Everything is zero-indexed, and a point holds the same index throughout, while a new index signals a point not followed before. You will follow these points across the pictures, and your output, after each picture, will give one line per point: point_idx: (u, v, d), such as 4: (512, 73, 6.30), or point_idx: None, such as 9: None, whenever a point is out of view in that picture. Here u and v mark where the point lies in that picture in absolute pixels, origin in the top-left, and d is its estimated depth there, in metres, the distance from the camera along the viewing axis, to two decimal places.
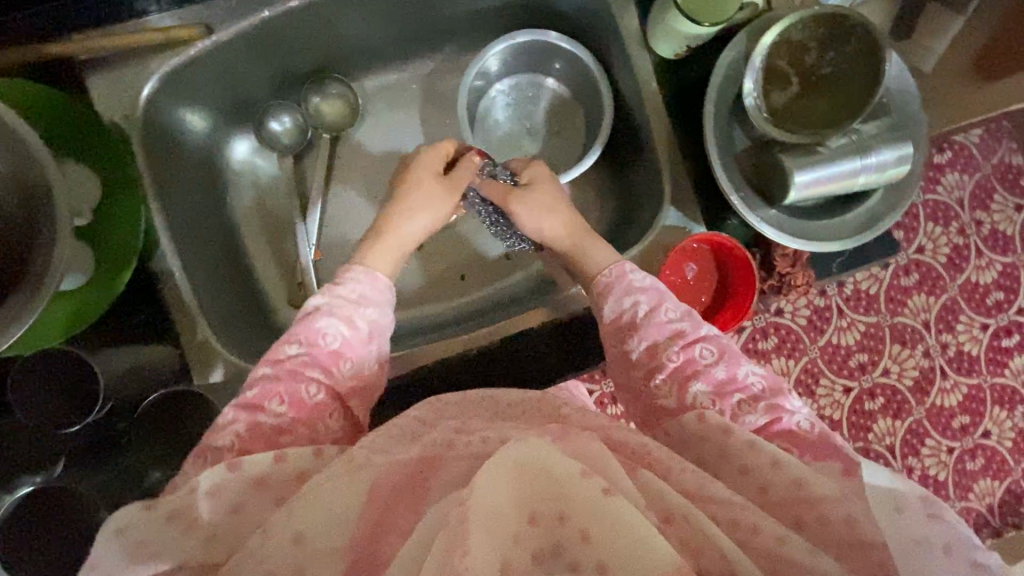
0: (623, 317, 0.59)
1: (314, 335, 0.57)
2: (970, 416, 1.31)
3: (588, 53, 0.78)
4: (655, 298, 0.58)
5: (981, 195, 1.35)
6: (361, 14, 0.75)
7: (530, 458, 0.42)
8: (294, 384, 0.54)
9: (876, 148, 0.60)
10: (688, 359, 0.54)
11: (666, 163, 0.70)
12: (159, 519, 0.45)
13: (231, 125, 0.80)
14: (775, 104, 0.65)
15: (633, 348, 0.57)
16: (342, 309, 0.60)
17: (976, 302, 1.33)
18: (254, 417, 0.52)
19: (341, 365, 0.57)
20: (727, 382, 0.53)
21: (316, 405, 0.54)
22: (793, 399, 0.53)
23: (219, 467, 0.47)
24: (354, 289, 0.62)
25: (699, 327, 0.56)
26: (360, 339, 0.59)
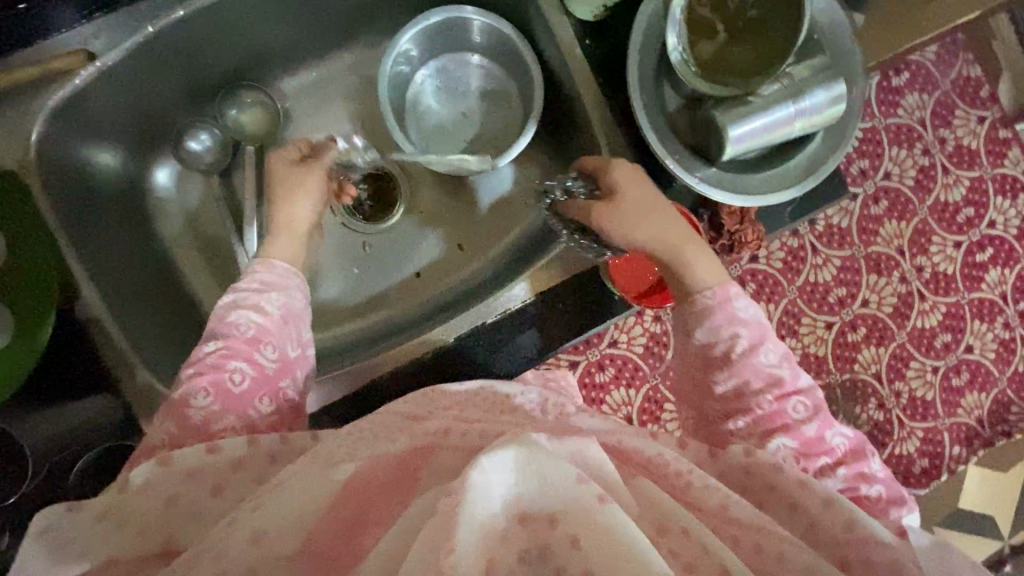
0: (714, 347, 0.56)
1: (228, 328, 0.57)
2: (952, 334, 1.32)
3: (507, 24, 0.73)
4: (756, 335, 0.55)
5: (943, 112, 1.33)
6: (264, 14, 0.70)
7: (541, 470, 0.40)
8: (218, 376, 0.54)
9: (810, 90, 0.57)
10: (778, 410, 0.53)
11: (602, 133, 0.68)
12: (90, 520, 0.45)
13: (146, 150, 0.75)
14: (703, 55, 0.61)
15: (721, 385, 0.55)
16: (249, 299, 0.60)
17: (947, 221, 1.32)
18: (182, 411, 0.53)
19: (260, 351, 0.57)
20: (813, 443, 0.52)
21: (246, 391, 0.55)
22: (873, 462, 0.53)
23: (150, 462, 0.46)
24: (255, 281, 0.62)
25: (798, 378, 0.55)
26: (277, 324, 0.59)
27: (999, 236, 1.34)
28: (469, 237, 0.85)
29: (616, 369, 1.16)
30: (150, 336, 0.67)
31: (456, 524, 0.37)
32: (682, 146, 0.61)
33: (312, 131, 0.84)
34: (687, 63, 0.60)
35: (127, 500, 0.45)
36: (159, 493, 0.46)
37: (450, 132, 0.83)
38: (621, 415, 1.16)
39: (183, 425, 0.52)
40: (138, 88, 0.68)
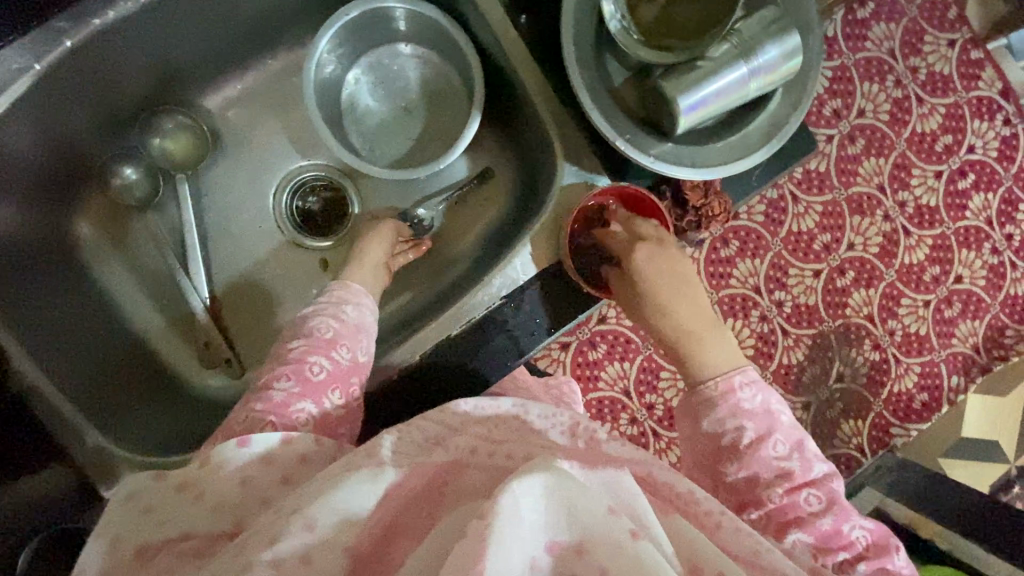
0: (723, 437, 0.55)
1: (309, 331, 0.59)
2: (940, 267, 1.30)
3: (433, 8, 0.67)
4: (763, 427, 0.54)
5: (912, 40, 1.28)
6: (164, 29, 0.64)
7: (577, 490, 0.40)
8: (300, 366, 0.56)
9: (763, 46, 0.53)
10: (789, 504, 0.53)
11: (548, 118, 0.64)
12: (171, 488, 0.45)
13: (69, 191, 0.69)
14: (645, 20, 0.57)
15: (733, 475, 0.54)
16: (329, 309, 0.61)
17: (926, 151, 1.29)
18: (265, 392, 0.54)
19: (337, 349, 0.58)
20: (830, 537, 0.52)
21: (322, 383, 0.56)
22: (897, 557, 0.52)
23: (231, 442, 0.46)
24: (331, 294, 0.63)
25: (808, 470, 0.55)
26: (353, 328, 0.61)
27: (979, 161, 1.31)
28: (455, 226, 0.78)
29: (607, 346, 1.13)
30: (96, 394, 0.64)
31: (486, 549, 0.37)
32: (633, 123, 0.56)
33: (247, 148, 0.78)
34: (628, 31, 0.56)
35: (205, 476, 0.45)
36: (233, 475, 0.45)
37: (395, 132, 0.78)
38: (618, 391, 1.13)
39: (264, 404, 0.53)
40: (44, 129, 0.62)
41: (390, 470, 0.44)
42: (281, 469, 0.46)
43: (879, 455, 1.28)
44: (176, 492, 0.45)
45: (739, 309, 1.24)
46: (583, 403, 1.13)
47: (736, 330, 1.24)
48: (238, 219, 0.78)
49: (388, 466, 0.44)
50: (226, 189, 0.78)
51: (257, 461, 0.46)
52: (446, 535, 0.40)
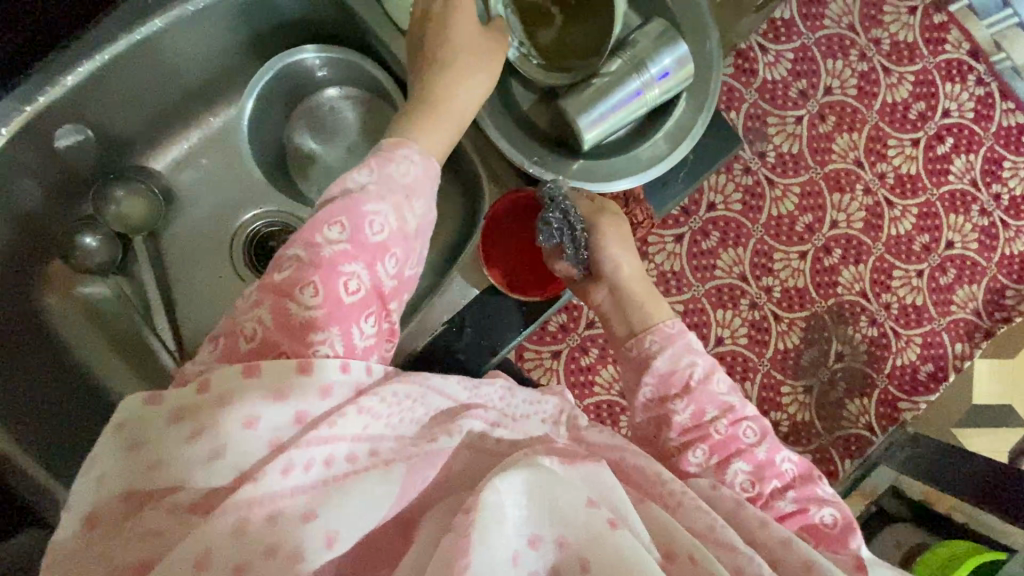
0: (674, 373, 0.56)
1: (358, 220, 0.48)
2: (929, 235, 1.28)
3: (354, 52, 0.71)
4: (711, 364, 0.57)
5: (871, 12, 1.27)
6: (97, 105, 0.67)
7: (543, 482, 0.41)
8: (332, 278, 0.46)
9: (653, 58, 0.54)
10: (730, 436, 0.55)
11: (472, 146, 0.66)
12: (166, 421, 0.41)
13: (29, 263, 0.72)
14: (544, 45, 0.58)
15: (680, 412, 0.55)
16: (388, 194, 0.49)
17: (899, 120, 1.28)
18: (284, 306, 0.45)
19: (382, 262, 0.48)
20: (766, 466, 0.54)
21: (352, 309, 0.47)
22: (823, 485, 0.55)
23: (237, 367, 0.42)
24: (405, 169, 0.51)
25: (746, 406, 0.57)
26: (411, 235, 0.50)
27: (956, 124, 1.29)
28: None
29: (599, 351, 1.14)
30: (73, 448, 0.68)
31: (468, 544, 0.38)
32: (542, 145, 0.58)
33: (201, 203, 0.82)
34: (528, 57, 0.58)
35: (210, 416, 0.40)
36: (233, 419, 0.40)
37: (337, 172, 0.80)
38: (616, 392, 1.14)
39: (276, 320, 0.45)
40: None
41: (397, 469, 0.44)
42: (294, 406, 0.41)
43: (889, 431, 1.25)
44: (172, 431, 0.40)
45: (727, 299, 1.23)
46: (581, 409, 1.14)
47: (727, 320, 1.23)
48: (198, 272, 0.82)
49: (396, 464, 0.44)
50: (181, 245, 0.81)
51: (267, 395, 0.41)
52: (439, 528, 0.44)
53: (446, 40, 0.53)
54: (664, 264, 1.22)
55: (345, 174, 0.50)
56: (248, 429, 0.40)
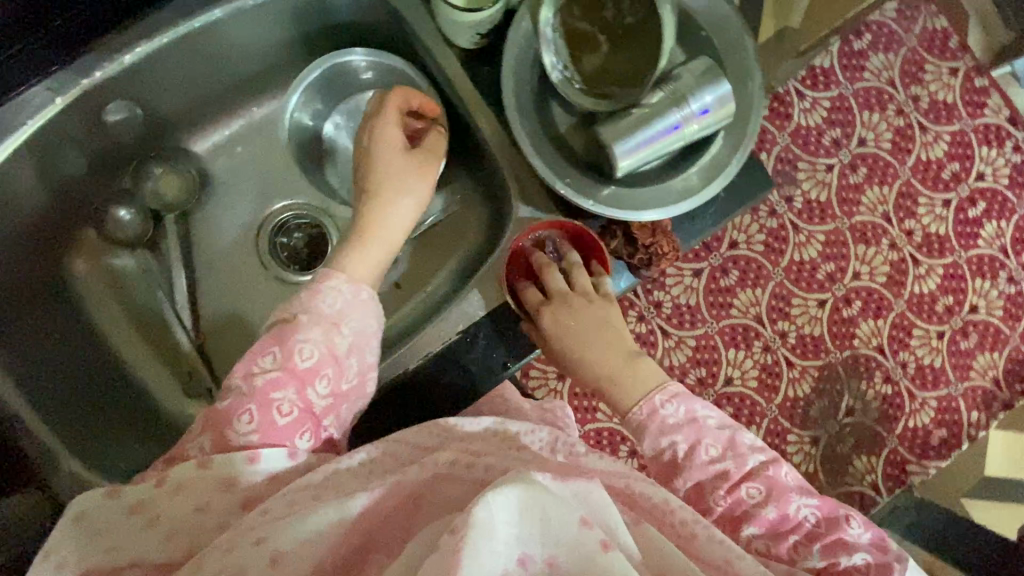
0: (664, 454, 0.57)
1: (290, 350, 0.55)
2: (953, 296, 1.26)
3: (400, 60, 0.72)
4: (694, 436, 0.56)
5: (912, 69, 1.27)
6: (151, 86, 0.69)
7: (531, 501, 0.40)
8: (265, 405, 0.53)
9: (695, 94, 0.54)
10: (734, 503, 0.54)
11: (505, 160, 0.66)
12: (121, 508, 0.47)
13: (63, 228, 0.74)
14: (586, 71, 0.59)
15: (680, 487, 0.56)
16: (320, 322, 0.57)
17: (932, 179, 1.27)
18: (223, 434, 0.52)
19: (314, 385, 0.55)
20: (782, 522, 0.54)
21: (284, 430, 0.53)
22: (852, 528, 0.53)
23: (189, 462, 0.49)
24: (335, 301, 0.58)
25: (744, 463, 0.56)
26: (341, 354, 0.57)
27: (990, 188, 1.28)
28: (444, 240, 0.81)
29: None
30: (78, 414, 0.68)
31: (458, 560, 0.38)
32: (575, 167, 0.59)
33: (235, 190, 0.84)
34: (569, 81, 0.58)
35: (159, 502, 0.48)
36: (193, 497, 0.48)
37: None
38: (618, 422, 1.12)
39: (218, 445, 0.51)
40: (43, 177, 0.68)
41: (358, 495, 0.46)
42: (243, 492, 0.48)
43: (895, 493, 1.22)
44: (125, 518, 0.47)
45: (741, 339, 1.22)
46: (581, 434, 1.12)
47: (738, 361, 1.21)
48: (226, 257, 0.83)
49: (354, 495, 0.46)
50: (211, 229, 0.83)
51: (216, 483, 0.48)
52: (432, 539, 0.43)
53: (373, 170, 0.65)
54: (680, 298, 1.22)
55: (283, 306, 0.58)
56: (204, 512, 0.47)
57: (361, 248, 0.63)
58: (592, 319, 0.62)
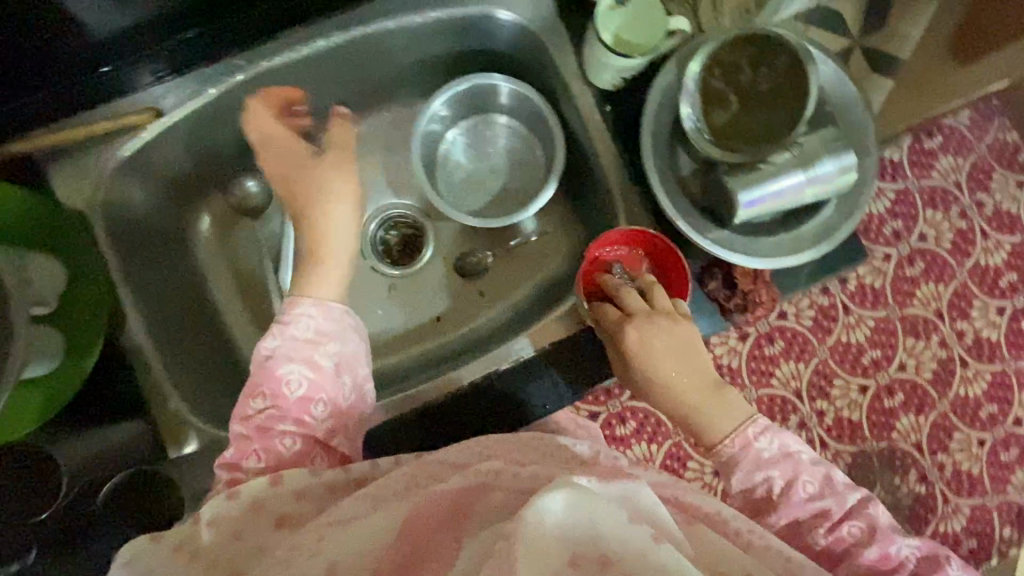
0: (755, 490, 0.54)
1: (277, 384, 0.55)
2: (997, 404, 1.25)
3: (532, 90, 0.78)
4: (791, 472, 0.54)
5: (979, 175, 1.30)
6: (311, 77, 0.75)
7: (577, 502, 0.39)
8: (268, 441, 0.54)
9: (820, 159, 0.59)
10: (835, 541, 0.52)
11: (618, 193, 0.70)
12: (165, 551, 0.46)
13: (200, 189, 0.78)
14: (716, 125, 0.63)
15: (773, 523, 0.53)
16: (300, 351, 0.56)
17: (988, 285, 1.28)
18: (236, 477, 0.53)
19: (310, 409, 0.55)
20: (884, 561, 0.51)
21: (295, 458, 0.54)
22: (955, 571, 0.50)
23: (219, 498, 0.49)
24: (306, 327, 0.57)
25: (841, 501, 0.53)
26: (330, 375, 0.56)
27: None
28: (532, 259, 0.86)
29: (637, 424, 1.13)
30: (182, 364, 0.68)
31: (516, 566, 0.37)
32: (693, 209, 0.63)
33: (349, 180, 0.87)
34: (700, 131, 0.63)
35: (200, 538, 0.47)
36: (229, 528, 0.48)
37: (478, 184, 0.86)
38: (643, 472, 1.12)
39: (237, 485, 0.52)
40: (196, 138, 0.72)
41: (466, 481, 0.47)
42: (274, 511, 0.49)
43: None
44: (167, 560, 0.46)
45: (777, 411, 1.22)
46: None
47: None
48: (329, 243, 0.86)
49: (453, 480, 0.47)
50: None
51: (248, 511, 0.49)
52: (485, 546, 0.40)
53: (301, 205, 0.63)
54: (722, 358, 1.23)
55: (260, 342, 0.57)
56: (236, 542, 0.47)
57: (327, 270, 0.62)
58: (674, 338, 0.57)
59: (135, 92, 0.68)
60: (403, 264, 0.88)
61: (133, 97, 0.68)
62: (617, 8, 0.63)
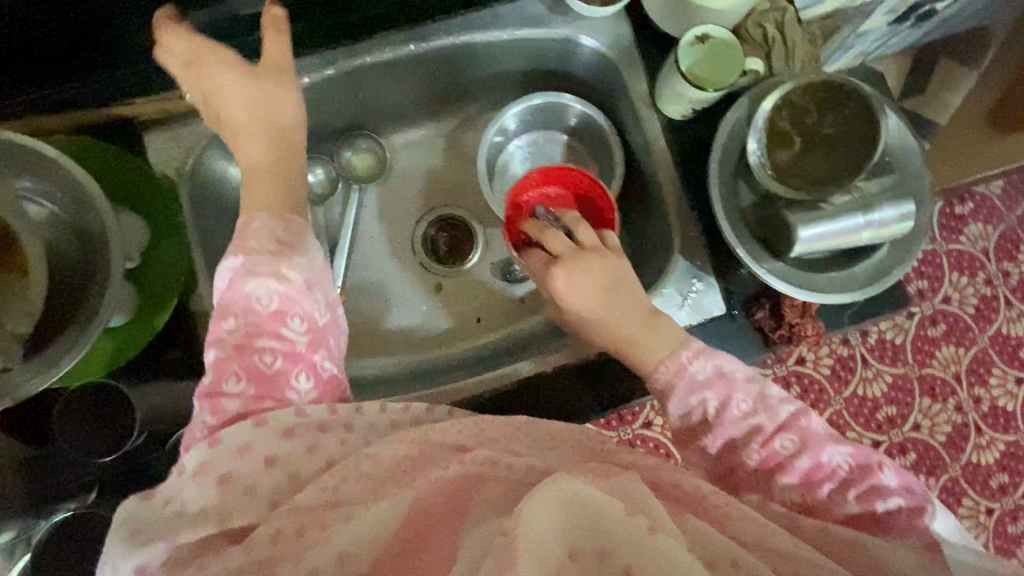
0: (692, 415, 0.54)
1: (245, 301, 0.51)
2: (1008, 474, 1.26)
3: (600, 112, 0.80)
4: (724, 393, 0.53)
5: (1007, 245, 1.32)
6: (389, 77, 0.79)
7: (574, 495, 0.41)
8: (246, 359, 0.50)
9: (880, 206, 0.62)
10: (767, 456, 0.52)
11: (676, 217, 0.72)
12: (156, 504, 0.46)
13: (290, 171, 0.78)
14: (779, 163, 0.66)
15: (709, 445, 0.54)
16: (264, 264, 0.52)
17: (1008, 354, 1.29)
18: (216, 402, 0.49)
19: (287, 324, 0.51)
20: (817, 470, 0.52)
21: (278, 375, 0.50)
22: (884, 473, 0.51)
23: (200, 446, 0.47)
24: (268, 236, 0.53)
25: (776, 416, 0.53)
26: (297, 288, 0.52)
27: None
28: None
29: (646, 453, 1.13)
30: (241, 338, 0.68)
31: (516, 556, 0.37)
32: (751, 238, 0.66)
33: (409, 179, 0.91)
34: (764, 166, 0.65)
35: (186, 487, 0.46)
36: (211, 477, 0.45)
37: None
38: None
39: (217, 417, 0.48)
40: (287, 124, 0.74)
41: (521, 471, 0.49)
42: (262, 453, 0.46)
43: None
44: (159, 511, 0.45)
45: None
46: None
47: None
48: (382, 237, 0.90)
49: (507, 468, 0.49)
50: (379, 211, 0.90)
51: (230, 455, 0.46)
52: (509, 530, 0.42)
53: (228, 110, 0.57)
54: None
55: (221, 262, 0.53)
56: (226, 486, 0.45)
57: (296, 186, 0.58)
58: (605, 268, 0.57)
59: None
60: (450, 263, 0.91)
61: None
62: (697, 44, 0.67)
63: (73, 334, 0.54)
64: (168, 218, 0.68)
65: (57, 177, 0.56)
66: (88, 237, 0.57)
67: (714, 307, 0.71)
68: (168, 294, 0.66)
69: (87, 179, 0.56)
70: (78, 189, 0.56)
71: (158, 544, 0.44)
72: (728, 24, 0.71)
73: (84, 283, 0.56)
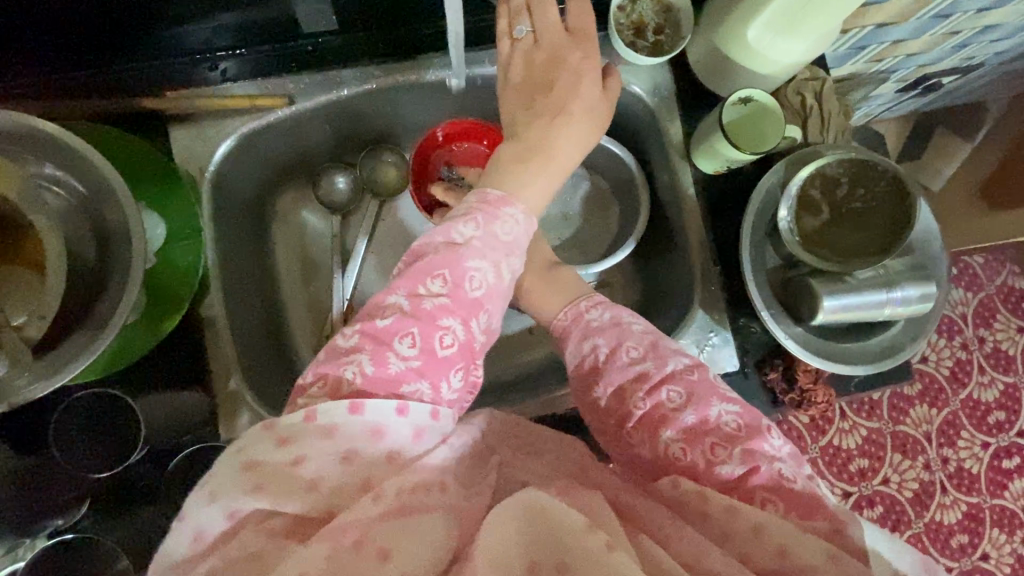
0: (584, 363, 0.54)
1: (460, 276, 0.48)
2: (967, 536, 1.29)
3: (631, 156, 0.79)
4: (614, 339, 0.54)
5: (984, 313, 1.36)
6: (426, 98, 0.75)
7: (535, 506, 0.40)
8: (429, 331, 0.46)
9: (903, 284, 0.64)
10: (653, 405, 0.50)
11: (698, 269, 0.72)
12: (272, 442, 0.40)
13: (296, 173, 0.78)
14: (806, 229, 0.67)
15: (599, 396, 0.53)
16: (491, 253, 0.50)
17: (978, 419, 1.32)
18: (382, 351, 0.44)
19: (476, 317, 0.48)
20: (702, 424, 0.48)
21: (444, 364, 0.46)
22: (772, 439, 0.48)
23: (341, 404, 0.41)
24: (512, 230, 0.52)
25: (663, 364, 0.52)
26: (503, 290, 0.51)
27: None
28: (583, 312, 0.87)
29: None
30: (248, 329, 0.70)
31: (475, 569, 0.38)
32: (775, 301, 0.67)
33: None
34: (792, 231, 0.66)
35: (309, 436, 0.40)
36: (336, 442, 0.40)
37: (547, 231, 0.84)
38: None
39: (377, 370, 0.43)
40: (318, 114, 0.72)
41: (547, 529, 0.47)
42: (389, 445, 0.41)
43: None
44: (272, 451, 0.40)
45: None
46: None
47: None
48: None
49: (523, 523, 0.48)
50: None
51: (366, 432, 0.41)
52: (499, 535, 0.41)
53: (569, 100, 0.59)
54: None
55: (451, 224, 0.50)
56: (349, 465, 0.40)
57: (538, 176, 0.57)
58: None
59: (289, 76, 0.70)
60: None
61: (268, 83, 0.70)
62: (740, 105, 0.68)
63: (81, 339, 0.51)
64: (182, 214, 0.65)
65: (80, 170, 0.54)
66: (108, 235, 0.54)
67: (728, 362, 0.71)
68: (178, 299, 0.63)
69: (115, 178, 0.53)
70: (103, 186, 0.53)
71: (264, 496, 0.39)
72: (770, 88, 0.72)
73: (101, 287, 0.54)
